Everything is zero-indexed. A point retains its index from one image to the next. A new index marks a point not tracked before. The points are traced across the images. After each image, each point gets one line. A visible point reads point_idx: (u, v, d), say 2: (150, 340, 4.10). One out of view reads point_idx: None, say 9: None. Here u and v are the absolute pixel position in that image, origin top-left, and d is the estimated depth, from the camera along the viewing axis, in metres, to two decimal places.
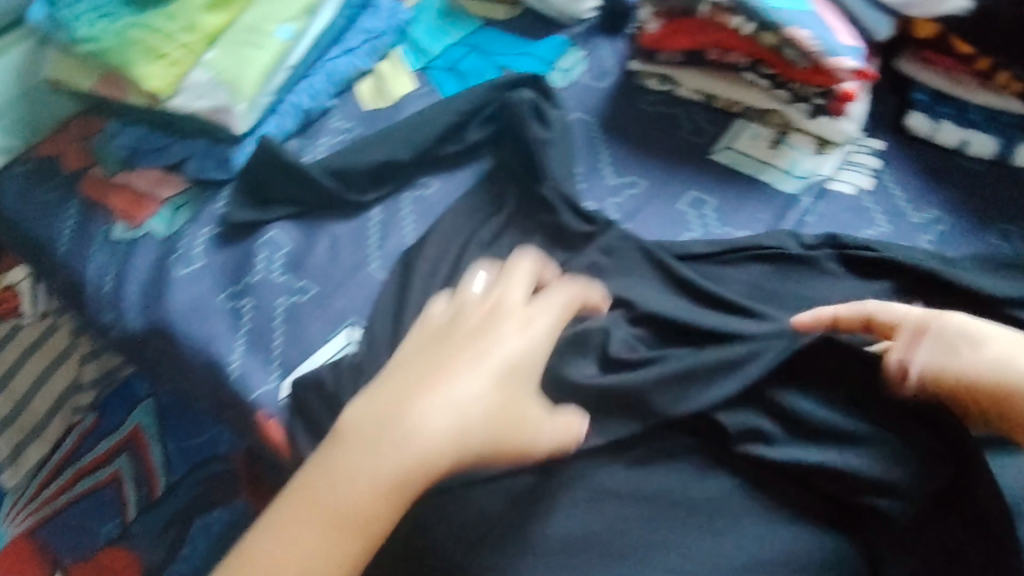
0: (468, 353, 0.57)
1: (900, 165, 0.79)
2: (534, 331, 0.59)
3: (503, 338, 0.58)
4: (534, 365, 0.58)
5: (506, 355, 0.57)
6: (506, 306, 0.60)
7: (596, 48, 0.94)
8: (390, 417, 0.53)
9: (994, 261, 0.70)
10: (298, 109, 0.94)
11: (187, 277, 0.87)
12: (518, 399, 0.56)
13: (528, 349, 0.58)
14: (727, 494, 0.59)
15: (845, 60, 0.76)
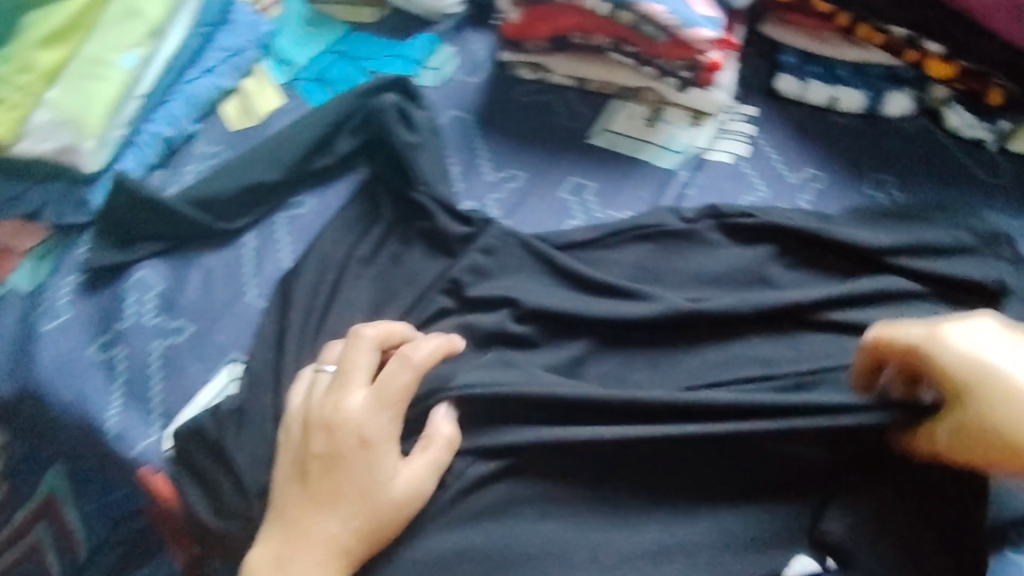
0: (321, 485, 0.58)
1: (773, 129, 0.83)
2: (383, 419, 0.59)
3: (355, 457, 0.58)
4: (376, 451, 0.58)
5: (352, 469, 0.57)
6: (353, 407, 0.59)
7: (466, 42, 0.95)
8: (291, 547, 0.56)
9: (870, 213, 0.73)
10: (160, 138, 0.89)
11: (55, 333, 0.78)
12: (383, 493, 0.58)
13: (372, 447, 0.58)
14: (639, 476, 0.62)
15: (702, 30, 0.79)
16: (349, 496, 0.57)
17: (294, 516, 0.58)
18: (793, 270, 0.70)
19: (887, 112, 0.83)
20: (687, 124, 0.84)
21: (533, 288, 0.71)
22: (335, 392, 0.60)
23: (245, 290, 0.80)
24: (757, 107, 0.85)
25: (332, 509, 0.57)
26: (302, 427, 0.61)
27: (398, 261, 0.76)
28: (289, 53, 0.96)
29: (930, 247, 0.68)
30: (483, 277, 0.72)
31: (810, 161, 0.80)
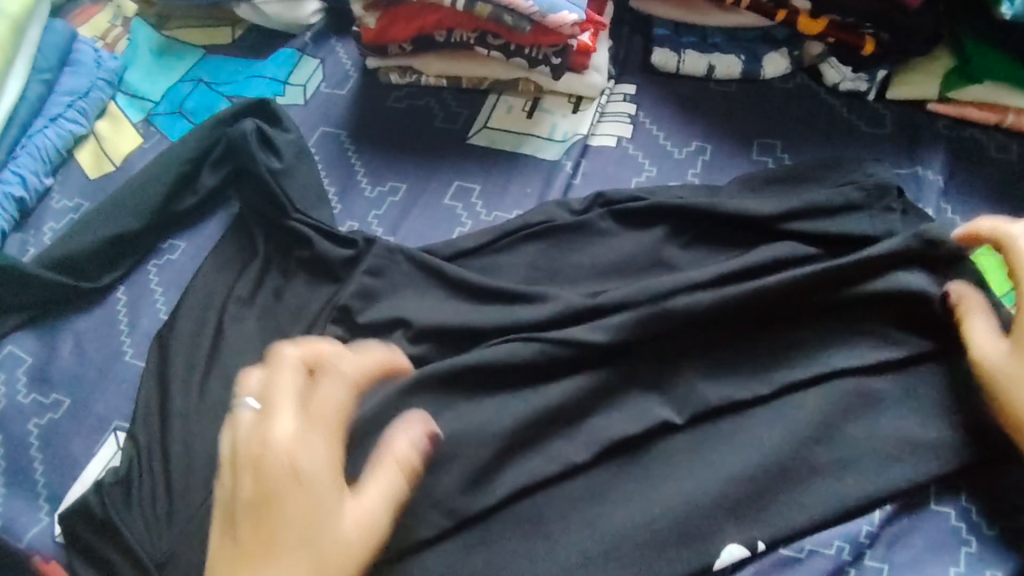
0: (258, 540, 0.49)
1: (654, 106, 0.81)
2: (322, 451, 0.52)
3: (294, 499, 0.50)
4: (320, 491, 0.51)
5: (293, 514, 0.50)
6: (285, 437, 0.51)
7: (330, 52, 0.90)
8: None
9: (760, 178, 0.71)
10: (11, 199, 0.81)
11: None
12: (333, 542, 0.50)
13: (313, 485, 0.51)
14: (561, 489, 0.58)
15: (566, 13, 0.74)
16: (294, 548, 0.49)
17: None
18: (689, 249, 0.69)
19: (765, 74, 0.82)
20: (568, 111, 0.81)
21: (426, 305, 0.67)
22: (260, 425, 0.52)
23: (122, 350, 0.74)
24: (634, 84, 0.83)
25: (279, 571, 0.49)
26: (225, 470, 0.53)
27: (281, 296, 0.71)
28: (142, 88, 0.90)
29: (823, 202, 0.67)
30: (373, 300, 0.68)
31: (695, 133, 0.79)
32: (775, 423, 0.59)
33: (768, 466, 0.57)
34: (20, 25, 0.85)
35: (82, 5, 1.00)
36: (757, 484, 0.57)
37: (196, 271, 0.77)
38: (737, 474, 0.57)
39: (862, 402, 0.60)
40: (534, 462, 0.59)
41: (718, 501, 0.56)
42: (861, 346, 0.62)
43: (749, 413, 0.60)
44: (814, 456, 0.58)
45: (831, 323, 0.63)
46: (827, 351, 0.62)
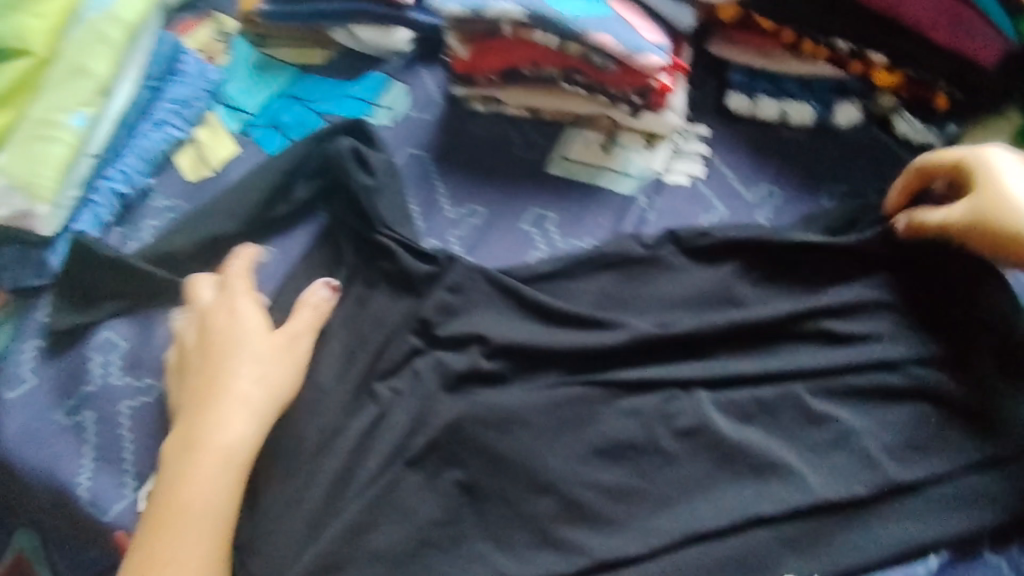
0: (206, 363, 0.70)
1: (726, 149, 0.85)
2: (246, 301, 0.74)
3: (222, 328, 0.72)
4: (243, 326, 0.72)
5: (225, 337, 0.71)
6: (237, 308, 0.73)
7: (418, 78, 0.95)
8: (197, 415, 0.67)
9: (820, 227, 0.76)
10: (115, 194, 0.87)
11: (18, 402, 0.78)
12: (258, 344, 0.71)
13: (237, 319, 0.72)
14: (624, 510, 0.64)
15: (653, 58, 0.78)
16: (233, 356, 0.70)
17: (196, 409, 0.67)
18: (753, 290, 0.73)
19: (836, 123, 0.85)
20: (641, 147, 0.84)
21: (502, 323, 0.72)
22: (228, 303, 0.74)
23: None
24: (709, 126, 0.87)
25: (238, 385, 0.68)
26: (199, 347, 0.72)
27: (364, 305, 0.75)
28: (240, 101, 0.96)
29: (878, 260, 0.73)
30: (453, 315, 0.73)
31: (764, 178, 0.82)
32: (831, 466, 0.64)
33: (829, 512, 0.63)
34: (134, 32, 0.90)
35: (183, 18, 1.06)
36: (816, 523, 0.62)
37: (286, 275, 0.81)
38: (802, 514, 0.62)
39: (918, 447, 0.65)
40: (599, 483, 0.65)
41: (774, 536, 0.62)
42: (915, 403, 0.67)
43: (802, 456, 0.65)
44: (874, 496, 0.63)
45: (892, 390, 0.67)
46: (881, 401, 0.67)
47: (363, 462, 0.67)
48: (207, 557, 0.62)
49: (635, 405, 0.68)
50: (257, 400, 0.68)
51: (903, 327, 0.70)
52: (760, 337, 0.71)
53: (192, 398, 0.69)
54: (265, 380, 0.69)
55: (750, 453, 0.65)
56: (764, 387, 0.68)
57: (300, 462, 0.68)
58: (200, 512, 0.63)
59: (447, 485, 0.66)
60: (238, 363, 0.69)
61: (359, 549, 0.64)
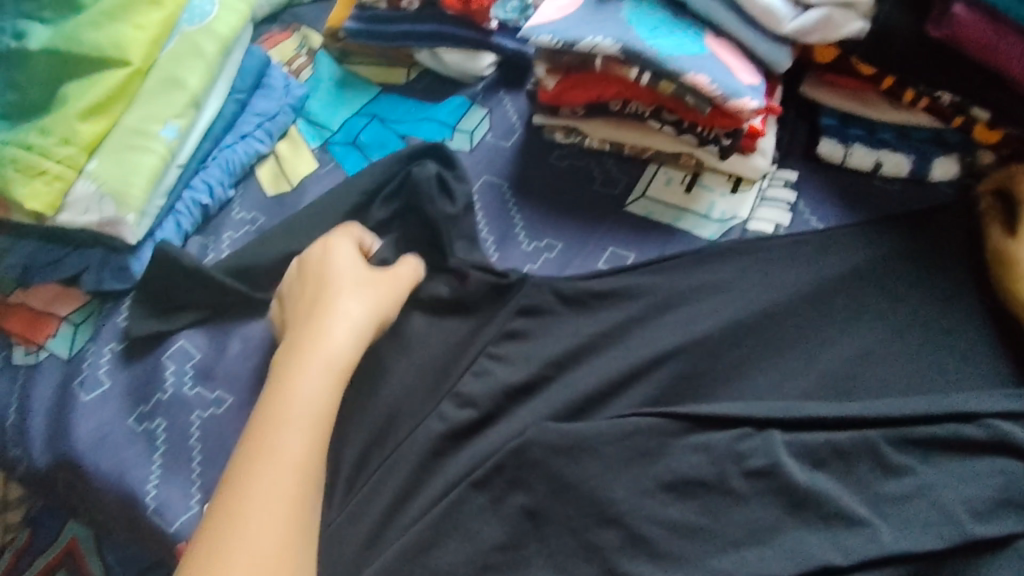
0: (310, 297, 0.74)
1: (815, 195, 0.82)
2: (346, 244, 0.78)
3: (326, 265, 0.76)
4: (345, 263, 0.76)
5: (328, 272, 0.75)
6: (339, 247, 0.77)
7: (499, 103, 0.95)
8: (302, 337, 0.70)
9: (900, 276, 0.75)
10: (198, 205, 0.89)
11: (93, 403, 0.80)
12: (361, 278, 0.75)
13: (339, 257, 0.76)
14: (691, 554, 0.63)
15: (748, 101, 0.75)
16: (336, 287, 0.74)
17: (297, 327, 0.72)
18: (827, 347, 0.72)
19: (933, 177, 0.81)
20: (726, 190, 0.82)
21: (574, 362, 0.72)
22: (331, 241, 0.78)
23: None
24: (796, 171, 0.84)
25: (340, 308, 0.72)
26: (300, 280, 0.76)
27: (435, 331, 0.76)
28: (322, 117, 0.97)
29: (954, 312, 0.73)
30: (522, 349, 0.73)
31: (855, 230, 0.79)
32: (912, 527, 0.62)
33: (900, 569, 0.61)
34: (228, 47, 0.92)
35: (270, 32, 1.07)
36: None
37: None
38: (874, 566, 0.61)
39: (1009, 505, 0.62)
40: (665, 519, 0.64)
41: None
42: (1000, 458, 0.65)
43: (883, 512, 0.63)
44: (952, 551, 0.61)
45: (972, 444, 0.65)
46: (965, 460, 0.65)
47: (426, 483, 0.68)
48: (312, 456, 0.64)
49: (704, 439, 0.67)
50: (361, 327, 0.71)
51: (981, 383, 0.69)
52: (837, 392, 0.69)
53: (297, 326, 0.72)
54: (367, 308, 0.73)
55: (825, 513, 0.63)
56: (837, 432, 0.67)
57: (363, 476, 0.69)
58: (306, 412, 0.65)
59: (511, 510, 0.66)
60: (340, 292, 0.73)
61: (419, 569, 0.64)
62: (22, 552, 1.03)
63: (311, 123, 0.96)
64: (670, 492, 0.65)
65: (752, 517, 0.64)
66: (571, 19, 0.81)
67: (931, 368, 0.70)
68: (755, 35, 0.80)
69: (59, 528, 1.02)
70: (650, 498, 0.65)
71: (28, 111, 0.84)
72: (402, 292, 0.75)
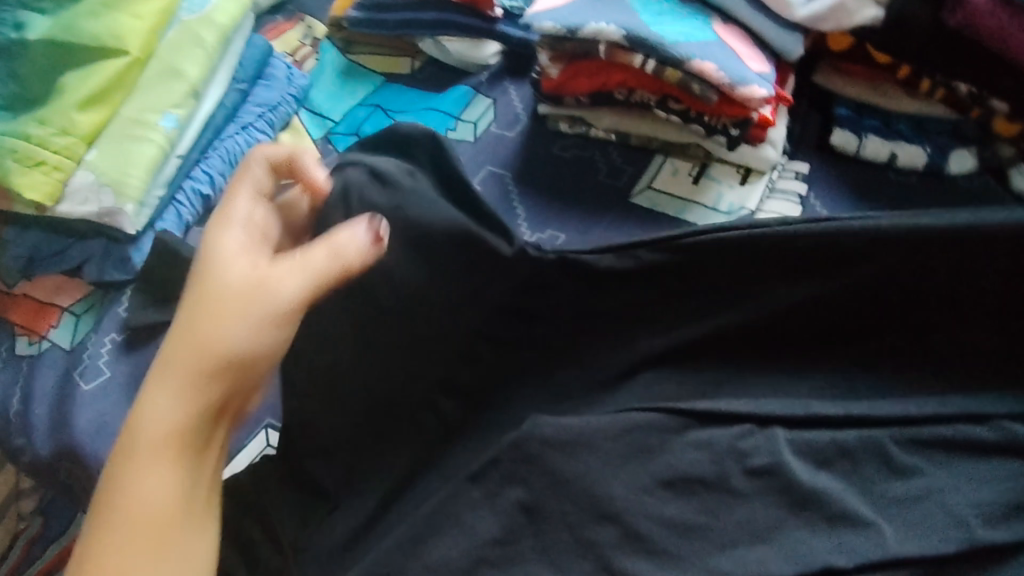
0: (182, 315, 0.60)
1: (827, 187, 0.79)
2: (231, 236, 0.63)
3: (203, 271, 0.61)
4: (219, 268, 0.60)
5: (199, 284, 0.60)
6: (222, 246, 0.62)
7: (503, 92, 0.93)
8: (154, 378, 0.57)
9: None
10: (198, 195, 0.88)
11: (93, 394, 0.80)
12: (228, 293, 0.59)
13: (215, 259, 0.61)
14: (691, 551, 0.61)
15: (757, 88, 0.73)
16: (199, 307, 0.58)
17: (158, 358, 0.58)
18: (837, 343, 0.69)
19: (950, 170, 0.78)
20: (735, 182, 0.80)
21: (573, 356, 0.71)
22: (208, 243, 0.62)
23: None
24: (808, 162, 0.81)
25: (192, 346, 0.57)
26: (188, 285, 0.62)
27: None
28: (325, 107, 0.95)
29: (976, 302, 0.68)
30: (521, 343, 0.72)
31: None
32: (918, 529, 0.60)
33: (906, 571, 0.59)
34: (226, 35, 0.91)
35: (273, 21, 1.06)
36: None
37: None
38: (878, 567, 0.59)
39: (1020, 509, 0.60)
40: (665, 517, 0.62)
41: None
42: (1012, 461, 0.63)
43: (888, 512, 0.62)
44: (959, 554, 0.60)
45: (984, 445, 0.63)
46: (976, 461, 0.63)
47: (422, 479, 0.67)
48: (141, 544, 0.52)
49: (707, 437, 0.65)
50: (218, 360, 0.57)
51: (996, 382, 0.67)
52: (845, 390, 0.67)
53: (164, 353, 0.58)
54: (230, 335, 0.57)
55: (829, 513, 0.61)
56: (843, 431, 0.65)
57: (358, 470, 0.68)
58: (132, 485, 0.53)
59: (507, 505, 0.64)
60: (203, 312, 0.58)
61: (413, 564, 0.62)
62: (33, 540, 1.03)
63: (315, 113, 0.95)
64: (671, 491, 0.63)
65: (754, 517, 0.62)
66: (575, 5, 0.79)
67: (944, 366, 0.68)
68: (766, 22, 0.78)
69: (71, 517, 1.03)
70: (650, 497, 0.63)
71: (28, 103, 0.83)
72: (294, 304, 0.59)
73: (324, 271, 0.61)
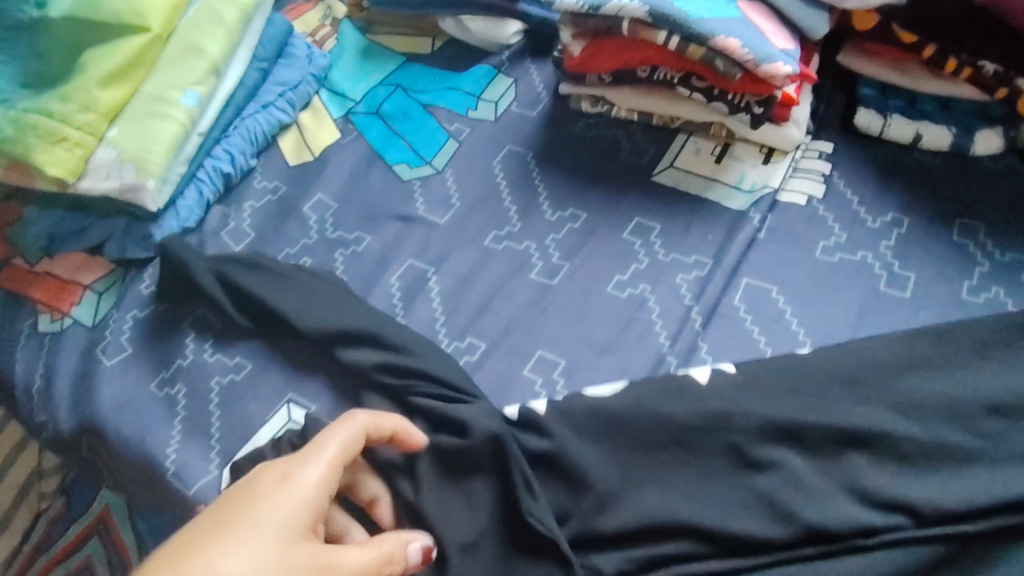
0: (230, 521, 0.50)
1: (851, 166, 0.79)
2: (319, 475, 0.53)
3: (268, 484, 0.52)
4: (291, 505, 0.51)
5: (263, 505, 0.51)
6: (305, 478, 0.53)
7: (524, 72, 0.93)
8: None
9: (939, 250, 0.72)
10: (220, 174, 0.89)
11: (117, 369, 0.80)
12: (288, 535, 0.50)
13: (291, 491, 0.52)
14: (711, 516, 0.58)
15: (781, 65, 0.73)
16: (255, 534, 0.50)
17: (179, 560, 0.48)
18: (862, 320, 0.68)
19: (976, 151, 0.77)
20: (758, 161, 0.80)
21: (596, 332, 0.71)
22: (291, 461, 0.54)
23: (395, 314, 0.75)
24: (831, 142, 0.81)
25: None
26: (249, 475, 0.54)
27: (458, 300, 0.75)
28: (345, 87, 0.95)
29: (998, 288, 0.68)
30: (543, 317, 0.73)
31: (892, 203, 0.76)
32: (955, 501, 0.56)
33: (936, 548, 0.57)
34: (248, 14, 0.91)
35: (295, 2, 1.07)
36: (915, 560, 0.56)
37: (382, 252, 0.80)
38: (900, 544, 0.57)
39: None
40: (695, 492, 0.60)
41: (870, 567, 0.56)
42: None
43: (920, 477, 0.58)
44: (990, 531, 0.56)
45: None
46: None
47: None
48: None
49: None
50: None
51: None
52: None
53: (196, 547, 0.49)
54: None
55: (860, 479, 0.58)
56: None
57: None
58: None
59: None
60: (255, 546, 0.49)
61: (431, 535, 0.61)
62: (56, 519, 1.04)
63: (336, 93, 0.95)
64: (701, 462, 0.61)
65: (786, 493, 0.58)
66: None
67: None
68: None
69: (90, 499, 1.01)
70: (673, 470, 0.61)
71: (52, 81, 0.83)
72: None
73: (376, 570, 0.52)
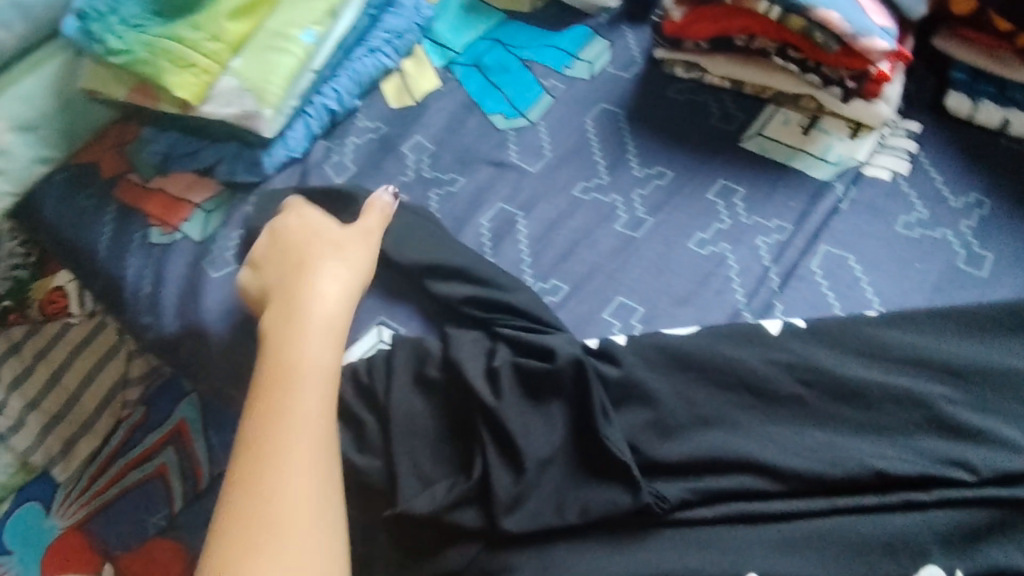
0: (291, 266, 0.70)
1: (938, 147, 0.81)
2: (317, 214, 0.75)
3: (297, 235, 0.72)
4: (321, 229, 0.73)
5: (303, 242, 0.72)
6: (311, 215, 0.75)
7: (620, 37, 0.96)
8: (293, 316, 0.64)
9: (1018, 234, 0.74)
10: (327, 111, 0.95)
11: (221, 280, 0.88)
12: (331, 239, 0.72)
13: (310, 228, 0.74)
14: (777, 459, 0.62)
15: (878, 41, 0.76)
16: (316, 249, 0.71)
17: (283, 303, 0.66)
18: (936, 293, 0.71)
19: None
20: (845, 136, 0.82)
21: (675, 284, 0.75)
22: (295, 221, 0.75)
23: (484, 251, 0.80)
24: (921, 122, 0.83)
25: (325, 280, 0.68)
26: (275, 253, 0.72)
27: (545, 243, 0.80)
28: (448, 38, 1.00)
29: None
30: (625, 265, 0.77)
31: (975, 186, 0.78)
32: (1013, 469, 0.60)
33: (992, 511, 0.59)
34: None
35: None
36: (971, 519, 0.59)
37: (475, 193, 0.85)
38: (955, 503, 0.60)
39: None
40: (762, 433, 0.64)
41: (927, 521, 0.59)
42: None
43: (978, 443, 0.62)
44: None
45: None
46: None
47: None
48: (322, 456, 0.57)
49: None
50: (350, 288, 0.69)
51: None
52: None
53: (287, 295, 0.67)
54: (352, 268, 0.70)
55: (921, 440, 0.62)
56: None
57: None
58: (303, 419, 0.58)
59: None
60: (323, 254, 0.71)
61: None
62: (136, 427, 1.07)
63: (438, 43, 1.00)
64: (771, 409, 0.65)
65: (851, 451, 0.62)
66: None
67: None
68: None
69: (171, 408, 1.07)
70: (743, 412, 0.65)
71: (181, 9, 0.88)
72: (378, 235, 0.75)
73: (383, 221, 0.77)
